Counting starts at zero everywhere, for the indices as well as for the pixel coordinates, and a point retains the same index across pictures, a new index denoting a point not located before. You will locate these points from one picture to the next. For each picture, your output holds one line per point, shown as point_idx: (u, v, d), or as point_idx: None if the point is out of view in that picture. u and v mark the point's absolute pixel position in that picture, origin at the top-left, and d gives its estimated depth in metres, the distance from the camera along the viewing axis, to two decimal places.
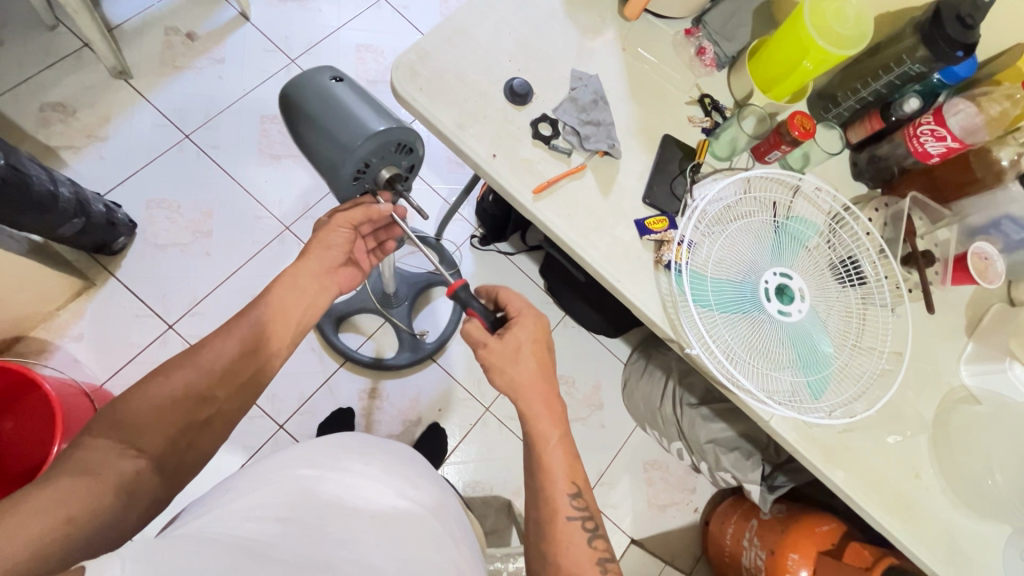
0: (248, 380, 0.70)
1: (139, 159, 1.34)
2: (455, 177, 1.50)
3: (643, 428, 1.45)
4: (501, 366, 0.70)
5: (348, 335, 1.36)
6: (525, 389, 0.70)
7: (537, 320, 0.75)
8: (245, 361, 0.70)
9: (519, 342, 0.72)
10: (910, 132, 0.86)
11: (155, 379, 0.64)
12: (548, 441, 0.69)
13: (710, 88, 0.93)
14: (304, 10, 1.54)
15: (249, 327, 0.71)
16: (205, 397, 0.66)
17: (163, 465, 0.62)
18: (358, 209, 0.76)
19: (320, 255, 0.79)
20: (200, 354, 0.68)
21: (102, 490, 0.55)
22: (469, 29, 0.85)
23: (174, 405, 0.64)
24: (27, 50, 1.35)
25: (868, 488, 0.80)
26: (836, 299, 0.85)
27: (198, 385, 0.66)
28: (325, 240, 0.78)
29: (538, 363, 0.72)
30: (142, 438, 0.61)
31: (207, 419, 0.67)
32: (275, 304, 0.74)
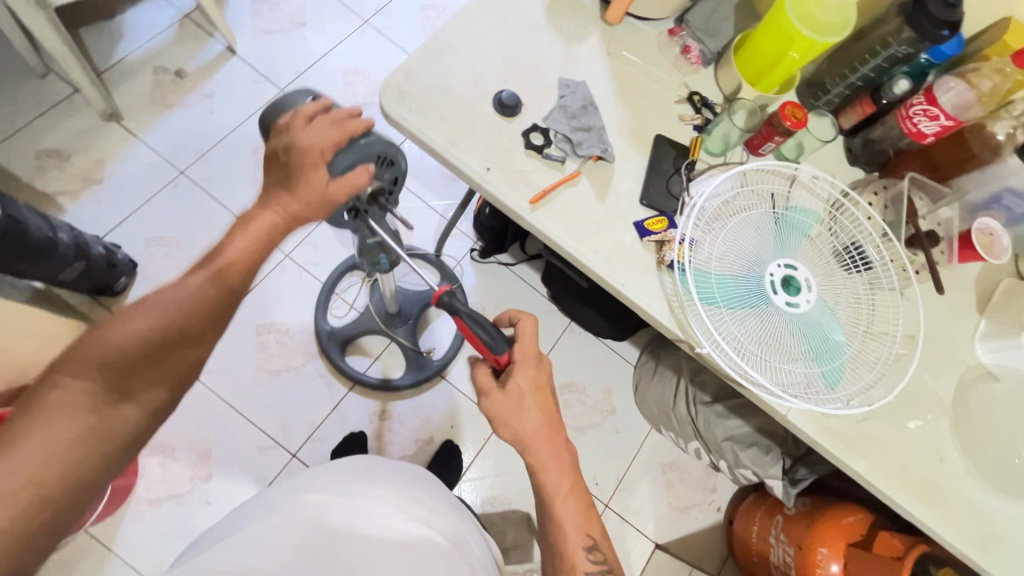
0: (228, 311, 0.66)
1: (136, 199, 1.35)
2: (450, 192, 1.50)
3: (658, 429, 1.44)
4: (506, 417, 0.68)
5: (355, 359, 1.35)
6: (532, 442, 0.68)
7: (538, 368, 0.72)
8: (221, 292, 0.65)
9: (522, 390, 0.69)
10: (903, 113, 0.85)
11: (124, 318, 0.60)
12: (558, 493, 0.68)
13: (699, 85, 0.94)
14: (289, 40, 1.55)
15: (230, 262, 0.65)
16: (191, 336, 0.63)
17: (156, 400, 0.60)
18: (333, 111, 0.66)
19: (304, 187, 0.64)
20: (165, 293, 0.63)
21: (99, 439, 0.55)
22: (455, 46, 0.85)
23: (151, 347, 0.60)
24: (19, 101, 1.36)
25: (891, 477, 0.78)
26: (843, 286, 0.84)
27: (178, 328, 0.62)
28: (305, 169, 0.64)
29: (545, 411, 0.70)
30: (127, 384, 0.58)
31: (196, 358, 0.64)
32: (251, 238, 0.66)
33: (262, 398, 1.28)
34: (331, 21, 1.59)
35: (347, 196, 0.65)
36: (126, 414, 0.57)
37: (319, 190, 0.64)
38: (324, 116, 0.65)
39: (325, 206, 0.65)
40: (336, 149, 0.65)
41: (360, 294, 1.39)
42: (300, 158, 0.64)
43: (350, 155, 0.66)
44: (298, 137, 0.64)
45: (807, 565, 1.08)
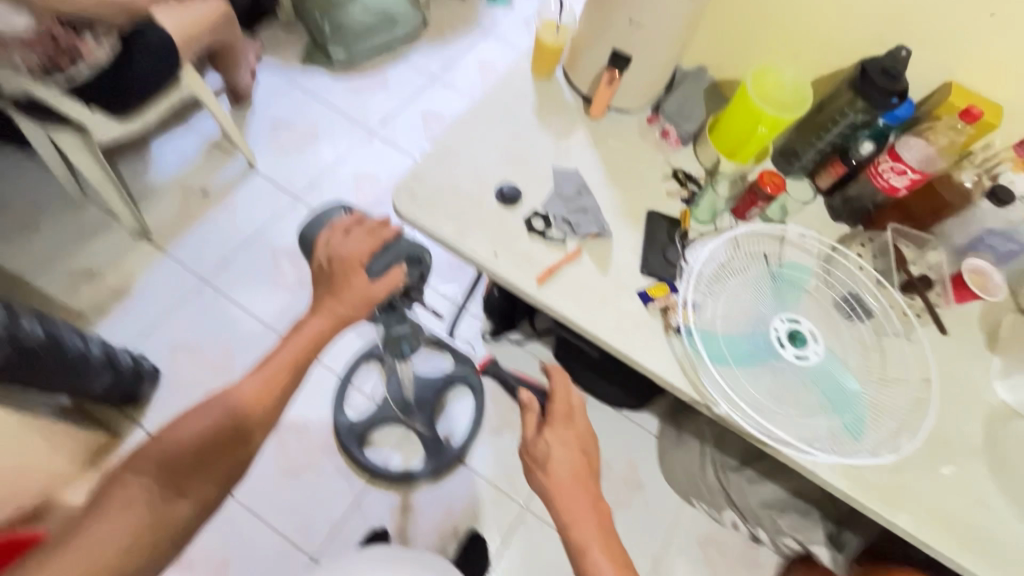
0: (279, 409, 0.71)
1: (161, 309, 1.42)
2: (458, 277, 1.56)
3: (690, 502, 1.36)
4: (540, 455, 0.73)
5: (374, 450, 1.34)
6: (567, 490, 0.71)
7: (581, 425, 0.77)
8: (275, 391, 0.70)
9: (562, 439, 0.75)
10: (872, 171, 0.93)
11: (188, 417, 0.68)
12: (590, 550, 0.68)
13: (681, 163, 1.02)
14: (304, 154, 1.70)
15: (282, 363, 0.71)
16: (242, 435, 0.68)
17: (207, 495, 0.66)
18: (365, 222, 0.73)
19: (345, 293, 0.68)
20: (228, 394, 0.70)
21: (155, 534, 0.61)
22: (457, 148, 0.95)
23: (205, 445, 0.66)
24: (58, 228, 1.47)
25: (935, 528, 0.76)
26: (849, 335, 0.86)
27: (230, 427, 0.68)
28: (346, 277, 0.69)
29: (579, 465, 0.73)
30: (183, 481, 0.64)
31: (246, 455, 0.69)
32: (308, 333, 0.70)
33: (282, 499, 1.27)
34: (341, 135, 1.75)
35: (387, 294, 0.69)
36: (179, 509, 0.63)
37: (362, 293, 0.69)
38: (358, 227, 0.72)
39: (366, 306, 0.69)
40: (372, 254, 0.70)
41: (376, 384, 1.40)
42: (340, 267, 0.69)
43: (384, 259, 0.69)
44: (339, 249, 0.70)
45: None
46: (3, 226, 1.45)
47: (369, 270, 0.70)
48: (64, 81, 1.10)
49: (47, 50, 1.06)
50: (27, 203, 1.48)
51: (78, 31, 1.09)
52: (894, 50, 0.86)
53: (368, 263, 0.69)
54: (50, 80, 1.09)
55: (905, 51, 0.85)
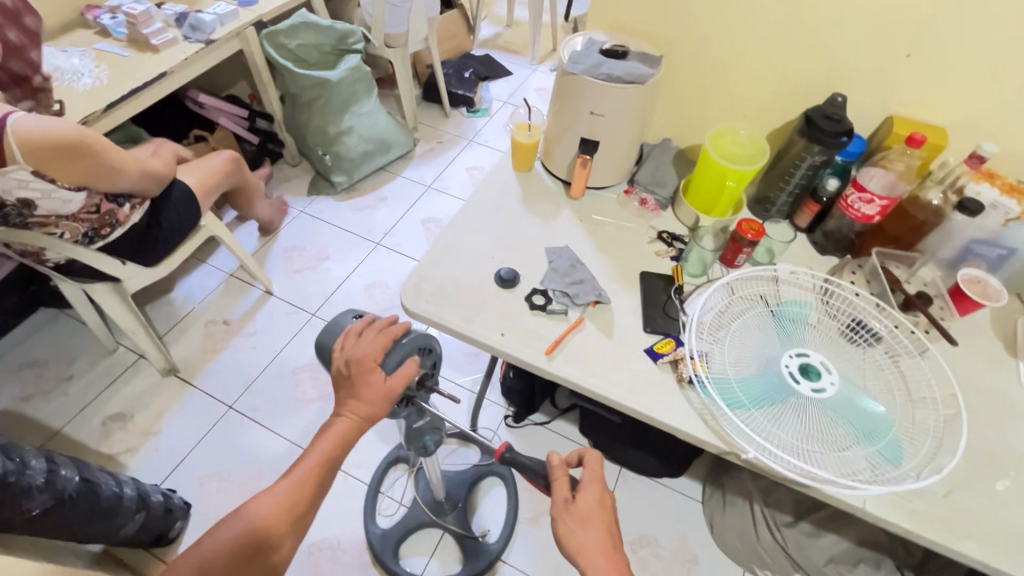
0: (307, 514, 0.71)
1: (190, 440, 1.45)
2: (474, 366, 1.59)
3: (752, 571, 1.27)
4: (570, 528, 0.69)
5: (410, 560, 1.29)
6: (591, 558, 0.66)
7: (607, 486, 0.73)
8: (303, 497, 0.71)
9: (587, 507, 0.70)
10: (843, 204, 0.98)
11: (221, 525, 0.69)
12: None
13: (664, 225, 1.09)
14: (316, 272, 1.82)
15: (308, 468, 0.71)
16: (270, 543, 0.68)
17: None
18: (376, 322, 0.76)
19: (366, 390, 0.71)
20: (257, 500, 0.71)
21: None
22: (455, 244, 1.03)
23: (235, 553, 0.67)
24: (91, 375, 1.54)
25: (1010, 552, 0.71)
26: (863, 361, 0.87)
27: (259, 534, 0.68)
28: (363, 375, 0.71)
29: (604, 527, 0.69)
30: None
31: (276, 562, 0.69)
32: (333, 435, 0.71)
33: None
34: (350, 250, 1.88)
35: (404, 386, 0.72)
36: None
37: (380, 390, 0.71)
38: (369, 328, 0.75)
39: (387, 401, 0.70)
40: (385, 351, 0.72)
41: (406, 488, 1.38)
42: (357, 369, 0.71)
43: (396, 355, 0.73)
44: (358, 351, 0.72)
45: None
46: (41, 381, 1.52)
47: (384, 366, 0.72)
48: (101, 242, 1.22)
49: (91, 220, 1.18)
50: (63, 357, 1.57)
51: (115, 198, 1.23)
52: (830, 99, 0.96)
53: (383, 360, 0.72)
54: (87, 244, 1.20)
55: (841, 97, 0.96)
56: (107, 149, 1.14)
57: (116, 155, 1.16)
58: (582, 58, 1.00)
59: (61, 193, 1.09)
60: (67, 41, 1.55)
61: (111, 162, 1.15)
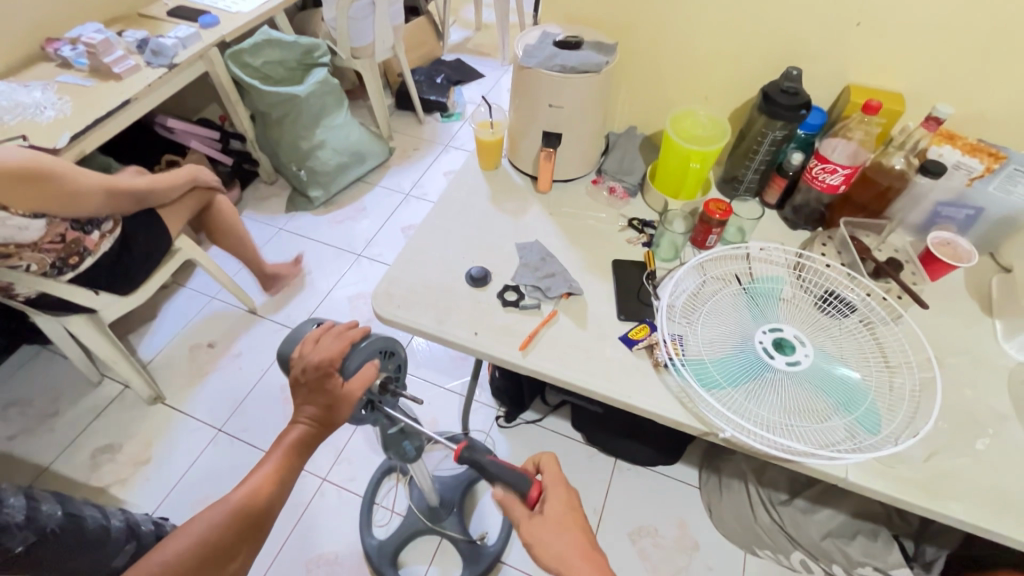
0: (264, 523, 0.74)
1: (181, 466, 1.43)
2: (462, 369, 1.58)
3: (754, 552, 1.26)
4: (545, 540, 0.67)
5: (409, 569, 1.28)
6: (572, 562, 0.65)
7: (570, 491, 0.73)
8: (265, 503, 0.73)
9: (558, 513, 0.70)
10: (808, 176, 0.98)
11: (174, 536, 0.68)
12: None
13: (633, 212, 1.09)
14: (299, 288, 1.81)
15: (268, 473, 0.74)
16: (228, 552, 0.69)
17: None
18: (335, 327, 0.75)
19: (327, 397, 0.71)
20: (216, 507, 0.71)
21: None
22: (424, 247, 1.02)
23: (191, 564, 0.67)
24: (77, 409, 1.53)
25: (996, 511, 0.70)
26: (836, 331, 0.86)
27: (217, 543, 0.69)
28: (323, 382, 0.70)
29: (580, 528, 0.69)
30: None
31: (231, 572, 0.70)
32: (293, 442, 0.74)
33: None
34: (331, 264, 1.87)
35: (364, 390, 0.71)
36: None
37: (341, 395, 0.71)
38: (327, 334, 0.73)
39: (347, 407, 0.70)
40: (344, 355, 0.71)
41: (401, 497, 1.37)
42: (317, 374, 0.70)
43: (355, 359, 0.71)
44: (316, 358, 0.70)
45: None
46: (26, 419, 1.51)
47: (344, 371, 0.71)
48: (71, 273, 1.21)
49: (57, 250, 1.18)
50: (48, 393, 1.56)
51: (83, 226, 1.23)
52: (786, 72, 0.96)
53: (343, 364, 0.71)
54: (56, 275, 1.19)
55: (795, 69, 0.95)
56: (68, 173, 1.15)
57: (77, 178, 1.16)
58: (536, 51, 1.00)
59: (17, 219, 1.09)
60: (29, 76, 1.54)
61: (70, 184, 1.15)
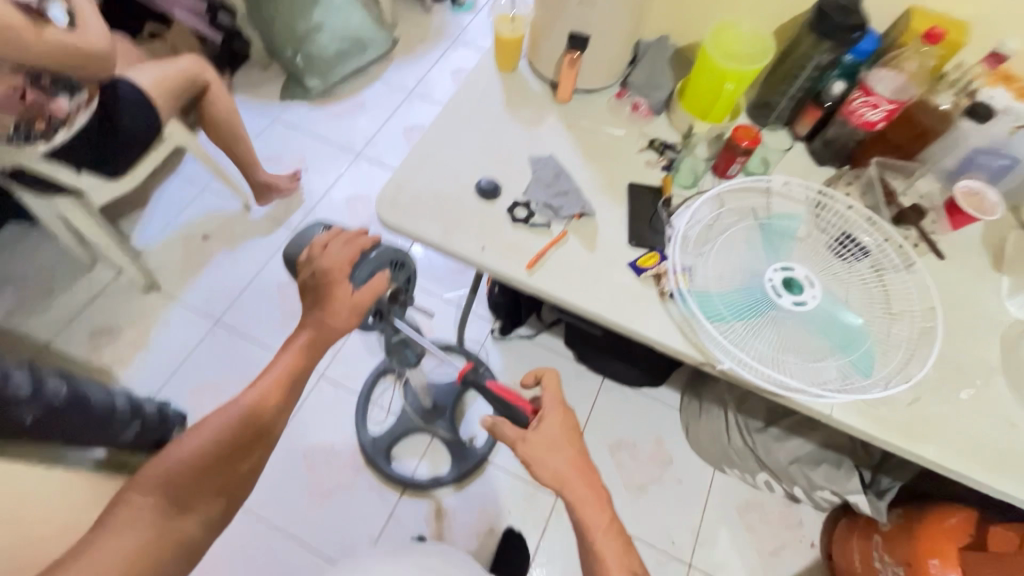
0: (275, 427, 0.73)
1: (180, 354, 1.46)
2: (460, 281, 1.58)
3: (722, 469, 1.36)
4: (541, 458, 0.70)
5: (401, 462, 1.36)
6: (567, 480, 0.69)
7: (567, 412, 0.75)
8: (272, 410, 0.72)
9: (554, 433, 0.72)
10: (847, 109, 0.92)
11: (188, 435, 0.68)
12: (597, 528, 0.67)
13: (656, 132, 1.03)
14: (295, 185, 1.74)
15: (274, 378, 0.73)
16: (241, 452, 0.70)
17: (211, 511, 0.67)
18: (344, 233, 0.74)
19: (331, 303, 0.70)
20: (222, 413, 0.70)
21: (161, 555, 0.61)
22: (433, 152, 0.97)
23: (207, 463, 0.67)
24: (72, 291, 1.52)
25: (962, 454, 0.74)
26: (846, 274, 0.86)
27: (228, 443, 0.69)
28: (331, 287, 0.70)
29: (576, 450, 0.72)
30: (186, 497, 0.65)
31: (245, 472, 0.71)
32: (297, 347, 0.73)
33: (317, 522, 1.28)
34: (329, 161, 1.79)
35: (373, 299, 0.71)
36: (185, 526, 0.64)
37: (346, 302, 0.70)
38: (336, 239, 0.73)
39: (355, 314, 0.71)
40: (353, 264, 0.72)
41: (395, 397, 1.43)
42: (325, 281, 0.70)
43: (365, 269, 0.72)
44: (326, 263, 0.71)
45: None
46: (21, 297, 1.50)
47: (353, 280, 0.72)
48: (42, 142, 1.14)
49: (18, 110, 1.09)
50: (41, 272, 1.54)
51: (48, 90, 1.13)
52: None
53: (352, 273, 0.72)
54: (24, 142, 1.12)
55: None
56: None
57: (35, 44, 1.01)
58: None
59: None
60: None
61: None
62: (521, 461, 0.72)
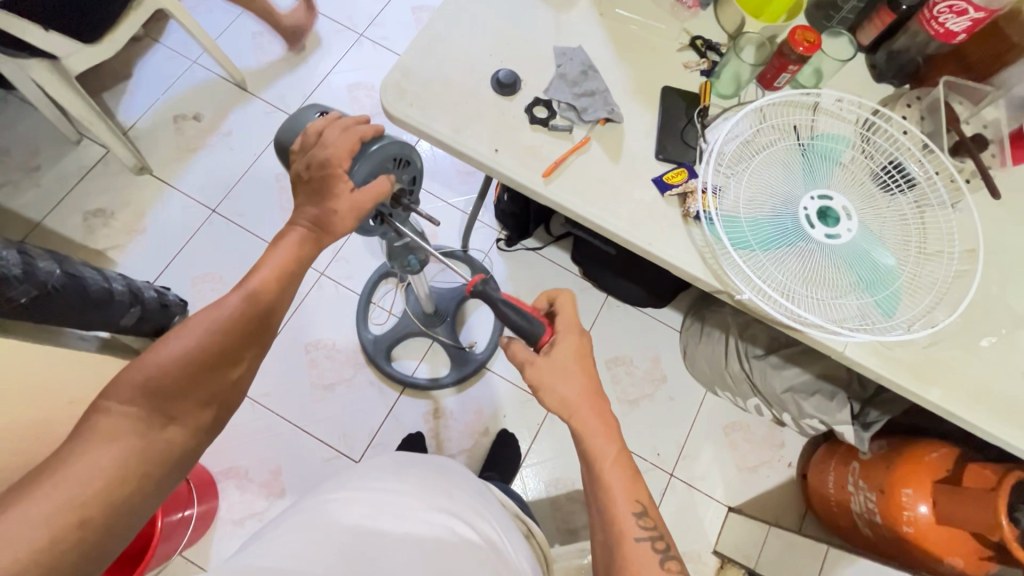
0: (269, 329, 0.66)
1: (177, 242, 1.42)
2: (467, 186, 1.50)
3: (714, 391, 1.40)
4: (551, 384, 0.69)
5: (401, 363, 1.38)
6: (575, 407, 0.68)
7: (584, 337, 0.73)
8: (260, 311, 0.65)
9: (567, 358, 0.71)
10: (926, 15, 0.79)
11: (166, 340, 0.59)
12: (607, 458, 0.67)
13: (700, 29, 0.90)
14: (292, 65, 1.59)
15: (266, 277, 0.66)
16: (230, 357, 0.62)
17: (200, 421, 0.60)
18: (341, 120, 0.66)
19: (330, 201, 0.65)
20: (208, 313, 0.62)
21: (147, 468, 0.54)
22: (446, 34, 0.85)
23: (194, 369, 0.59)
24: (60, 168, 1.45)
25: (969, 401, 0.73)
26: (887, 208, 0.79)
27: (215, 347, 0.61)
28: (331, 182, 0.64)
29: (587, 378, 0.70)
30: (172, 406, 0.57)
31: (237, 378, 0.63)
32: (292, 245, 0.67)
33: (319, 413, 1.33)
34: (328, 40, 1.62)
35: (375, 201, 0.67)
36: (173, 435, 0.57)
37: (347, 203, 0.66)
38: (332, 126, 0.65)
39: (356, 215, 0.66)
40: (352, 157, 0.65)
41: (396, 300, 1.42)
42: (323, 174, 0.64)
43: (364, 166, 0.66)
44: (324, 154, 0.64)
45: (890, 509, 1.00)
46: (7, 171, 1.43)
47: (352, 176, 0.66)
48: None
49: None
50: (26, 145, 1.45)
51: None
52: None
53: (352, 168, 0.66)
54: None
55: None
56: None
57: None
58: None
59: None
60: None
61: None
62: (530, 385, 0.71)
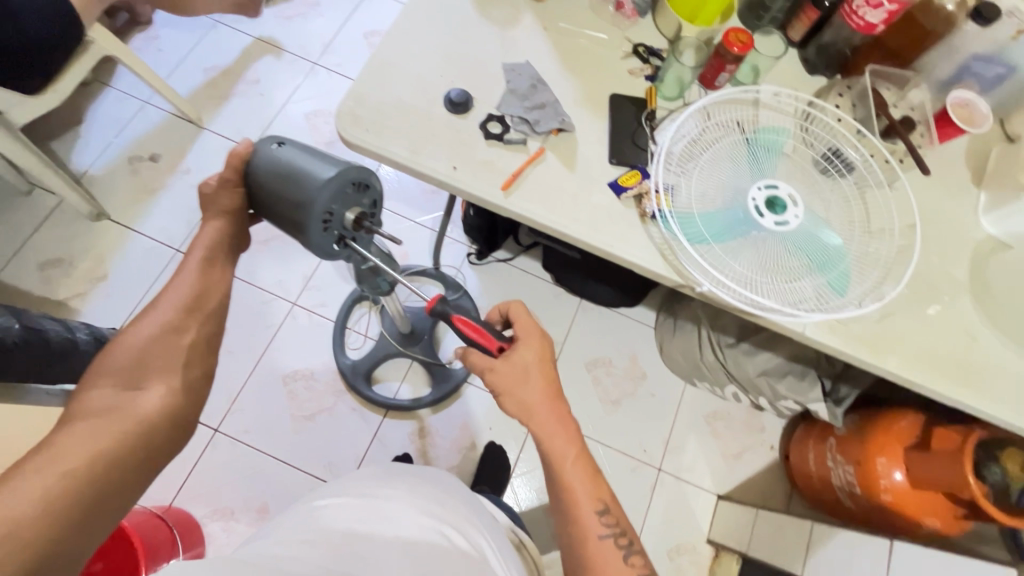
0: (210, 303, 0.73)
1: (141, 285, 1.40)
2: (434, 205, 1.52)
3: (693, 383, 1.43)
4: (511, 390, 0.71)
5: (381, 386, 1.37)
6: (534, 411, 0.70)
7: (543, 339, 0.75)
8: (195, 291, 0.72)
9: (526, 362, 0.72)
10: (847, 10, 0.85)
11: (128, 332, 0.67)
12: (566, 459, 0.69)
13: (641, 36, 0.94)
14: (247, 98, 1.59)
15: (192, 270, 0.74)
16: (176, 329, 0.69)
17: (174, 382, 0.65)
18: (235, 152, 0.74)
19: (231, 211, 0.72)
20: (155, 308, 0.70)
21: (124, 428, 0.57)
22: (396, 59, 0.87)
23: (153, 346, 0.66)
24: (13, 220, 1.41)
25: (925, 367, 0.77)
26: (830, 193, 0.84)
27: (164, 327, 0.68)
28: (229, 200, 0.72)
29: (547, 383, 0.72)
30: (141, 376, 0.63)
31: (194, 344, 0.69)
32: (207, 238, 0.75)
33: (301, 445, 1.31)
34: (282, 71, 1.62)
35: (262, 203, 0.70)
36: (147, 399, 0.61)
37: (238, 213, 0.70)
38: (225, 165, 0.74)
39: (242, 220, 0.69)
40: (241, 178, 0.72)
41: (372, 323, 1.41)
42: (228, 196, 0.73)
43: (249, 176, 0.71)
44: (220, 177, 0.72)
45: (868, 479, 1.04)
46: None
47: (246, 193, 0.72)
48: None
49: None
50: None
51: None
52: None
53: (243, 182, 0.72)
54: None
55: None
56: None
57: None
58: None
59: None
60: None
61: None
62: (491, 390, 0.72)
